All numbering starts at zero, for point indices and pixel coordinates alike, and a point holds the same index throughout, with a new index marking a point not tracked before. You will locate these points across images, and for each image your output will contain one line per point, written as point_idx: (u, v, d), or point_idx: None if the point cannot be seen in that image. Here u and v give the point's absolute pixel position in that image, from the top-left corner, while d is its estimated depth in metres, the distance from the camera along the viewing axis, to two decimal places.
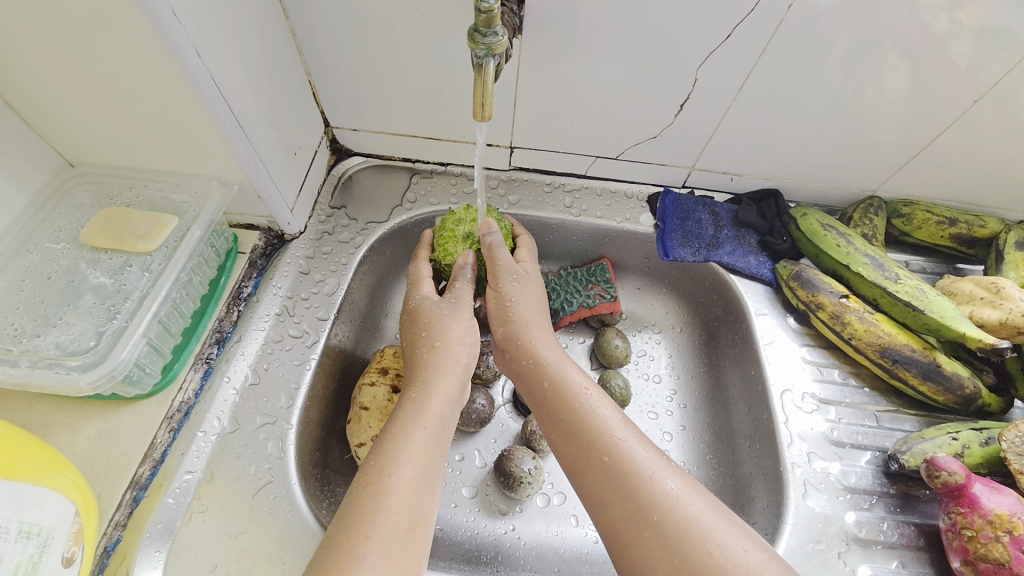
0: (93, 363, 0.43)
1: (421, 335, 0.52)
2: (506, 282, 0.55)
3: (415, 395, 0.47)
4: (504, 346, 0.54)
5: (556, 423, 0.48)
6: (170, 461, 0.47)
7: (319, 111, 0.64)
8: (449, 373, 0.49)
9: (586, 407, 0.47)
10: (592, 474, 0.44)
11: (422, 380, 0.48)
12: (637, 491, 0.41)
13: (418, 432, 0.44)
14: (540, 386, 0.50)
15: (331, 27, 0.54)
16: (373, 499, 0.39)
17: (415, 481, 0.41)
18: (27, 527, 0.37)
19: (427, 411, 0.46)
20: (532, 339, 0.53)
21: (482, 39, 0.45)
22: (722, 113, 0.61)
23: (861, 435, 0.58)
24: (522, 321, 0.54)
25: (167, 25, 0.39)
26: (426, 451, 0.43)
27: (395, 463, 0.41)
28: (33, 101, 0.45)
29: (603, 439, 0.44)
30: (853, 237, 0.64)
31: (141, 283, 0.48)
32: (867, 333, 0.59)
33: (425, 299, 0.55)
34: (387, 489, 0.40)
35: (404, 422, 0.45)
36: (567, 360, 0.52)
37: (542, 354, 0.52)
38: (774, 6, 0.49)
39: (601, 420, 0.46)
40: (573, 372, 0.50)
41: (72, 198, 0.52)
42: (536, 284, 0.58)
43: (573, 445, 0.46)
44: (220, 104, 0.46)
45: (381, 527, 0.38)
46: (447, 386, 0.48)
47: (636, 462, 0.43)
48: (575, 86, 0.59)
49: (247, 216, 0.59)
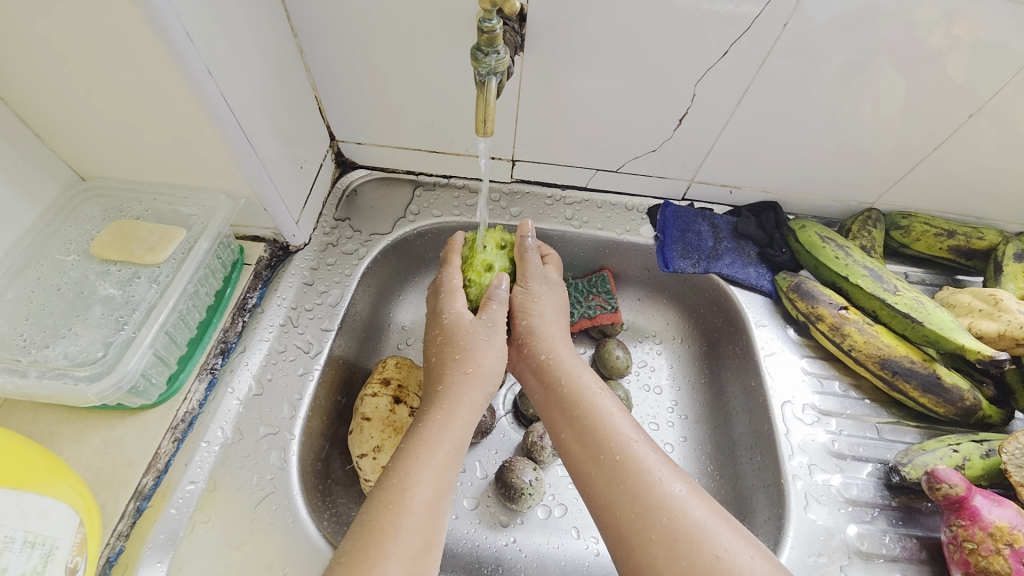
0: (101, 373, 0.43)
1: (454, 357, 0.51)
2: (533, 284, 0.57)
3: (440, 417, 0.47)
4: (522, 344, 0.55)
5: (569, 422, 0.48)
6: (173, 471, 0.48)
7: (325, 125, 0.65)
8: (474, 405, 0.49)
9: (600, 406, 0.47)
10: (600, 474, 0.44)
11: (449, 402, 0.48)
12: (645, 492, 0.41)
13: (441, 453, 0.44)
14: (552, 385, 0.51)
15: (338, 44, 0.56)
16: (395, 519, 0.39)
17: (432, 502, 0.41)
18: (31, 537, 0.37)
19: (450, 435, 0.46)
20: (550, 340, 0.54)
21: (484, 58, 0.46)
22: (721, 127, 0.62)
23: (862, 446, 0.58)
24: (545, 320, 0.56)
25: (180, 44, 0.40)
26: (445, 473, 0.44)
27: (416, 483, 0.42)
28: (50, 117, 0.47)
29: (615, 439, 0.45)
30: (851, 249, 0.64)
31: (149, 294, 0.48)
32: (867, 344, 0.59)
33: (461, 317, 0.54)
34: (409, 510, 0.40)
35: (428, 443, 0.45)
36: (583, 362, 0.53)
37: (559, 353, 0.53)
38: (769, 23, 0.50)
39: (613, 420, 0.46)
40: (586, 374, 0.51)
41: (83, 211, 0.53)
42: (562, 294, 0.59)
43: (584, 443, 0.46)
44: (229, 120, 0.47)
45: (400, 547, 0.38)
46: (471, 419, 0.48)
47: (646, 463, 0.43)
48: (576, 100, 0.60)
49: (253, 229, 0.60)
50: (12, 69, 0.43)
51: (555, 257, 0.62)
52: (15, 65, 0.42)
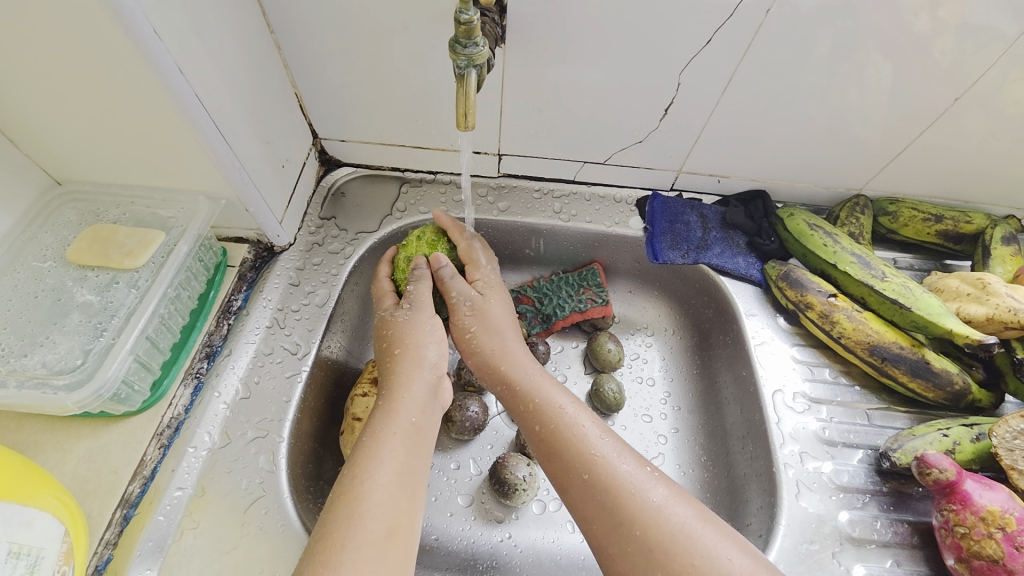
0: (80, 382, 0.43)
1: (385, 344, 0.52)
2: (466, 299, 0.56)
3: (382, 404, 0.47)
4: (481, 369, 0.54)
5: (537, 441, 0.48)
6: (160, 478, 0.47)
7: (307, 122, 0.64)
8: (416, 380, 0.49)
9: (565, 424, 0.47)
10: (574, 490, 0.44)
11: (389, 387, 0.49)
12: (619, 505, 0.41)
13: (392, 437, 0.44)
14: (519, 406, 0.50)
15: (317, 39, 0.55)
16: (347, 507, 0.39)
17: (391, 484, 0.41)
18: (16, 547, 0.36)
19: (396, 416, 0.46)
20: (505, 360, 0.53)
21: (462, 50, 0.45)
22: (707, 116, 0.61)
23: (853, 433, 0.59)
24: (490, 343, 0.54)
25: (149, 42, 0.39)
26: (403, 455, 0.43)
27: (370, 468, 0.42)
28: (18, 119, 0.46)
29: (583, 456, 0.44)
30: (840, 236, 0.64)
31: (128, 299, 0.47)
32: (856, 332, 0.59)
33: (388, 313, 0.55)
34: (361, 495, 0.40)
35: (373, 430, 0.45)
36: (544, 377, 0.52)
37: (518, 375, 0.52)
38: (753, 9, 0.50)
39: (579, 435, 0.46)
40: (550, 389, 0.50)
41: (59, 216, 0.52)
42: (503, 303, 0.57)
43: (555, 462, 0.46)
44: (205, 119, 0.46)
45: (359, 533, 0.38)
46: (414, 392, 0.48)
47: (618, 476, 0.43)
48: (561, 92, 0.59)
49: (236, 230, 0.59)
50: None
51: (478, 238, 0.62)
52: None
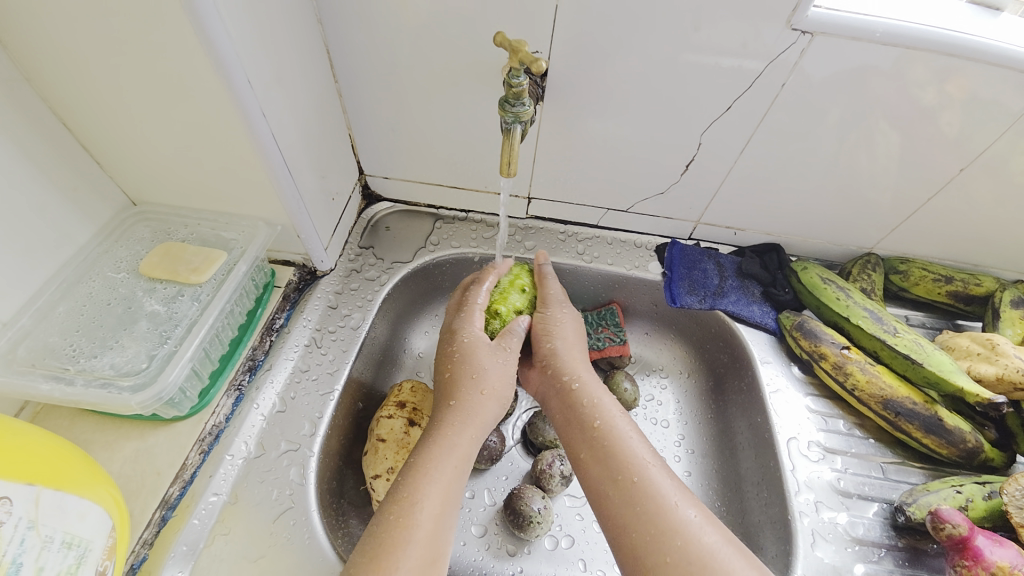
0: (143, 384, 0.46)
1: (466, 376, 0.54)
2: (555, 307, 0.62)
3: (450, 433, 0.50)
4: (546, 364, 0.58)
5: (587, 441, 0.50)
6: (198, 483, 0.49)
7: (356, 161, 0.70)
8: (483, 422, 0.52)
9: (618, 429, 0.50)
10: (619, 496, 0.45)
11: (457, 419, 0.51)
12: (661, 515, 0.43)
13: (447, 467, 0.47)
14: (574, 404, 0.53)
15: (375, 90, 0.61)
16: (404, 530, 0.42)
17: (438, 515, 0.44)
18: (69, 537, 0.38)
19: (456, 450, 0.48)
20: (574, 362, 0.57)
21: (511, 109, 0.51)
22: (726, 172, 0.66)
23: (867, 485, 0.59)
24: (567, 343, 0.59)
25: (243, 91, 0.45)
26: (451, 487, 0.46)
27: (424, 498, 0.44)
28: (114, 146, 0.52)
29: (632, 461, 0.47)
30: (851, 291, 0.67)
31: (191, 311, 0.52)
32: (869, 384, 0.61)
33: (477, 337, 0.57)
34: (415, 523, 0.42)
35: (436, 457, 0.47)
36: (603, 387, 0.55)
37: (582, 377, 0.55)
38: (769, 83, 0.56)
39: (630, 444, 0.48)
40: (607, 398, 0.53)
41: (133, 233, 0.57)
42: (578, 320, 0.63)
43: (603, 464, 0.48)
44: (277, 157, 0.52)
45: (408, 559, 0.40)
46: (475, 430, 0.51)
47: (662, 488, 0.45)
48: (591, 145, 0.65)
49: (285, 253, 0.64)
50: (91, 106, 0.48)
51: (550, 276, 0.66)
52: (93, 102, 0.48)
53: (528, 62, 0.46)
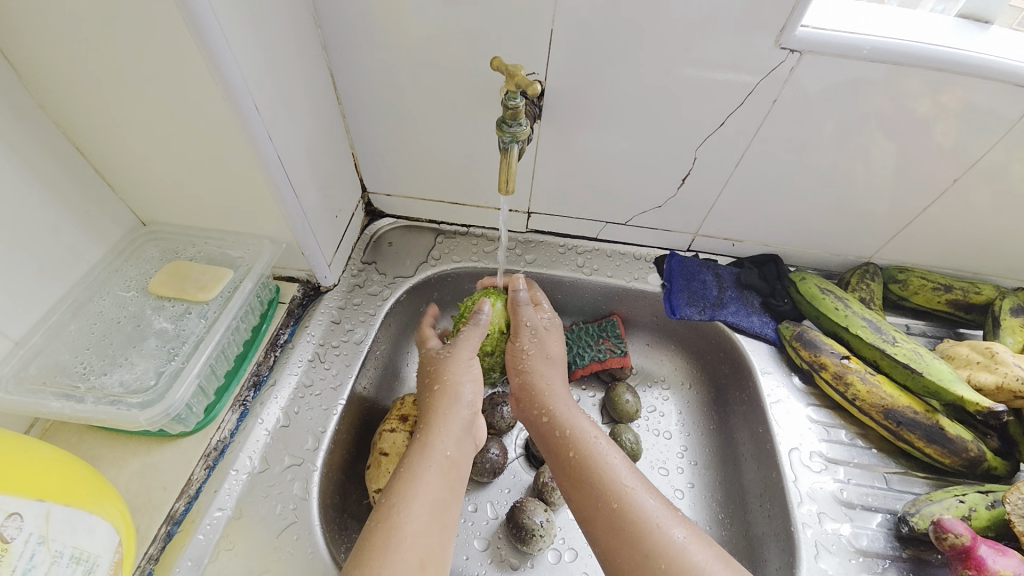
0: (151, 401, 0.47)
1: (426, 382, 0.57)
2: (524, 335, 0.61)
3: (421, 440, 0.51)
4: (522, 398, 0.58)
5: (567, 470, 0.50)
6: (203, 498, 0.50)
7: (359, 179, 0.72)
8: (448, 427, 0.52)
9: (595, 454, 0.50)
10: (602, 521, 0.46)
11: (427, 427, 0.52)
12: (644, 539, 0.43)
13: (427, 472, 0.48)
14: (551, 435, 0.54)
15: (379, 110, 0.63)
16: (383, 531, 0.43)
17: (422, 516, 0.45)
18: (78, 553, 0.39)
19: (432, 451, 0.50)
20: (547, 390, 0.57)
21: (508, 129, 0.52)
22: (722, 184, 0.67)
23: (871, 496, 0.59)
24: (536, 372, 0.59)
25: (250, 115, 0.47)
26: (434, 488, 0.47)
27: (404, 500, 0.45)
28: (126, 169, 0.54)
29: (612, 486, 0.47)
30: (850, 301, 0.67)
31: (198, 328, 0.53)
32: (870, 394, 0.61)
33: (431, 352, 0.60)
34: (397, 523, 0.43)
35: (411, 464, 0.49)
36: (579, 411, 0.55)
37: (557, 406, 0.56)
38: (761, 98, 0.57)
39: (609, 467, 0.48)
40: (582, 423, 0.54)
41: (142, 252, 0.59)
42: (557, 339, 0.62)
43: (583, 491, 0.48)
44: (282, 177, 0.53)
45: (391, 561, 0.41)
46: (449, 430, 0.52)
47: (644, 510, 0.45)
48: (589, 160, 0.66)
49: (290, 270, 0.66)
50: (104, 131, 0.50)
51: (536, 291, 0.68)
52: (107, 128, 0.50)
53: (524, 86, 0.48)
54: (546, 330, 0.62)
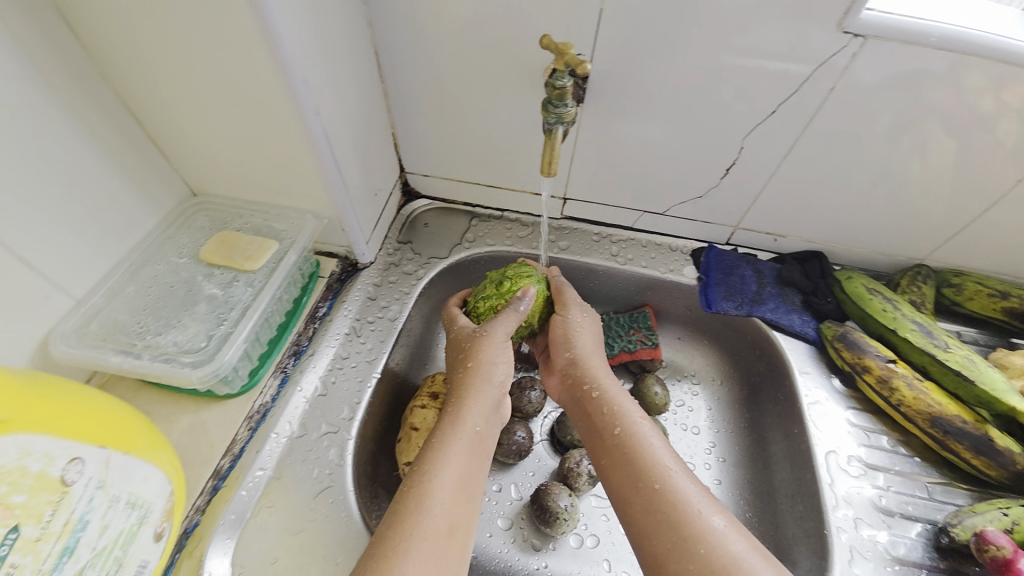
0: (201, 362, 0.50)
1: (459, 356, 0.58)
2: (573, 309, 0.63)
3: (451, 412, 0.52)
4: (568, 373, 0.60)
5: (608, 447, 0.51)
6: (246, 457, 0.52)
7: (398, 158, 0.73)
8: (477, 403, 0.53)
9: (638, 435, 0.50)
10: (640, 501, 0.46)
11: (458, 400, 0.53)
12: (684, 522, 0.43)
13: (458, 444, 0.49)
14: (596, 412, 0.54)
15: (421, 89, 0.63)
16: (416, 497, 0.44)
17: (452, 486, 0.45)
18: (133, 499, 0.41)
19: (461, 424, 0.50)
20: (594, 368, 0.59)
21: (554, 109, 0.52)
22: (768, 176, 0.65)
23: (911, 505, 0.57)
24: (585, 349, 0.60)
25: (300, 89, 0.48)
26: (464, 460, 0.48)
27: (436, 468, 0.46)
28: (180, 140, 0.56)
29: (655, 468, 0.47)
30: (900, 303, 0.64)
31: (245, 296, 0.55)
32: (917, 401, 0.58)
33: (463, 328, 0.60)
34: (429, 490, 0.44)
35: (442, 435, 0.49)
36: (625, 393, 0.56)
37: (602, 384, 0.57)
38: (817, 87, 0.55)
39: (652, 450, 0.49)
40: (628, 404, 0.54)
41: (194, 221, 0.61)
42: (595, 321, 0.64)
43: (623, 470, 0.49)
44: (328, 153, 0.54)
45: (424, 526, 0.42)
46: (479, 403, 0.53)
47: (685, 494, 0.45)
48: (630, 148, 0.65)
49: (330, 245, 0.67)
50: (161, 102, 0.52)
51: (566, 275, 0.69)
52: (164, 100, 0.51)
53: (574, 64, 0.48)
54: (584, 313, 0.63)
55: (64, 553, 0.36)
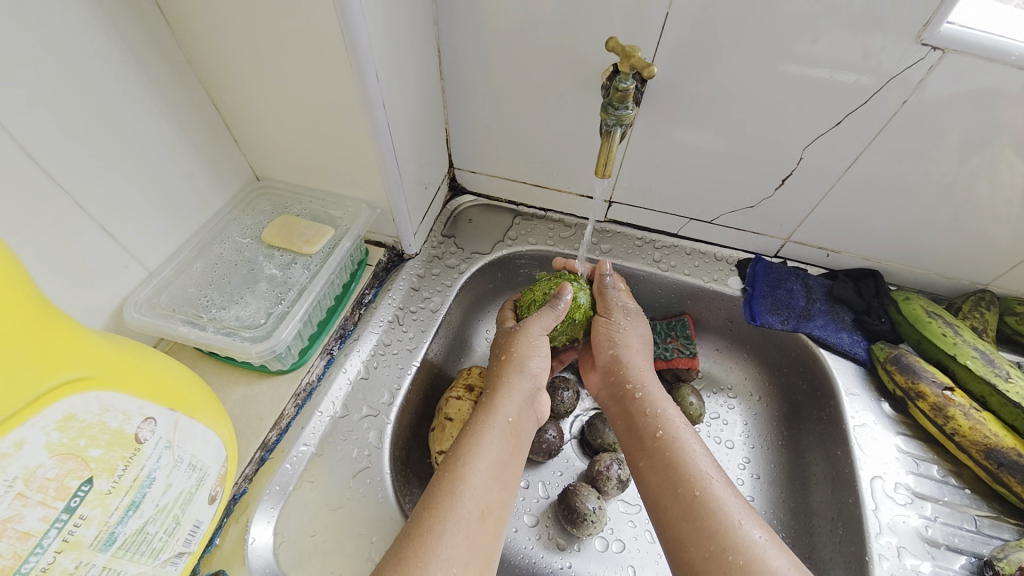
0: (261, 337, 0.52)
1: (496, 349, 0.59)
2: (618, 314, 0.61)
3: (488, 402, 0.53)
4: (609, 373, 0.59)
5: (646, 451, 0.51)
6: (291, 432, 0.55)
7: (449, 154, 0.74)
8: (513, 395, 0.54)
9: (678, 441, 0.50)
10: (677, 507, 0.46)
11: (494, 391, 0.54)
12: (722, 533, 0.43)
13: (494, 433, 0.50)
14: (636, 414, 0.54)
15: (477, 87, 0.65)
16: (451, 481, 0.45)
17: (487, 473, 0.47)
18: (195, 462, 0.43)
19: (496, 415, 0.51)
20: (637, 370, 0.58)
21: (614, 112, 0.52)
22: (826, 190, 0.63)
23: (957, 537, 0.55)
24: (629, 351, 0.60)
25: (370, 83, 0.50)
26: (498, 449, 0.49)
27: (472, 455, 0.47)
28: (252, 127, 0.59)
29: (693, 475, 0.47)
30: (961, 328, 0.61)
31: (302, 278, 0.58)
32: (972, 431, 0.56)
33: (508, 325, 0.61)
34: (464, 476, 0.45)
35: (478, 424, 0.50)
36: (666, 397, 0.56)
37: (647, 386, 0.56)
38: (888, 100, 0.53)
39: (692, 457, 0.48)
40: (669, 409, 0.54)
41: (257, 204, 0.65)
42: (644, 324, 0.62)
43: (660, 474, 0.48)
44: (389, 145, 0.56)
45: (459, 509, 0.43)
46: (513, 396, 0.54)
47: (724, 505, 0.44)
48: (683, 154, 0.64)
49: (379, 235, 0.69)
50: (239, 89, 0.55)
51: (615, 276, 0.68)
52: (243, 87, 0.54)
53: (639, 67, 0.47)
54: (628, 316, 0.62)
55: (131, 507, 0.38)
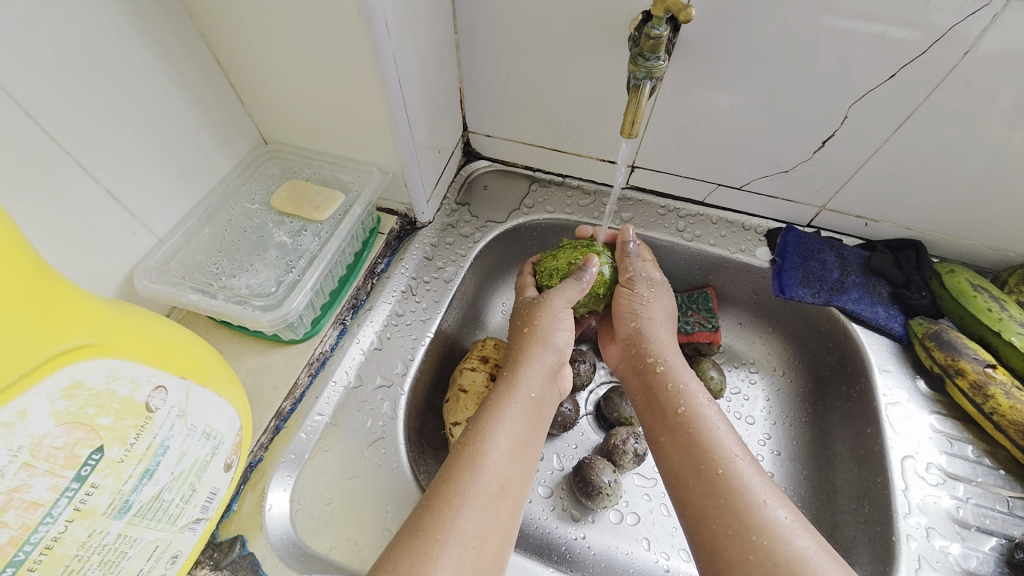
0: (272, 306, 0.51)
1: (519, 322, 0.57)
2: (642, 287, 0.59)
3: (508, 376, 0.51)
4: (631, 349, 0.57)
5: (668, 428, 0.49)
6: (305, 402, 0.55)
7: (462, 115, 0.70)
8: (535, 367, 0.52)
9: (701, 418, 0.48)
10: (699, 485, 0.44)
11: (515, 364, 0.52)
12: (746, 512, 0.41)
13: (513, 405, 0.48)
14: (658, 391, 0.52)
15: (493, 41, 0.60)
16: (468, 453, 0.44)
17: (506, 446, 0.45)
18: (209, 430, 0.43)
19: (516, 388, 0.50)
20: (658, 347, 0.56)
21: (644, 63, 0.48)
22: (871, 153, 0.58)
23: (988, 518, 0.53)
24: (651, 327, 0.57)
25: (380, 34, 0.46)
26: (517, 422, 0.48)
27: (491, 428, 0.46)
28: (257, 85, 0.56)
29: (717, 453, 0.45)
30: (1008, 303, 0.57)
31: (312, 245, 0.56)
32: (1013, 411, 0.52)
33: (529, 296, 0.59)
34: (482, 448, 0.45)
35: (497, 396, 0.49)
36: (689, 373, 0.53)
37: (668, 363, 0.54)
38: (952, 50, 0.47)
39: (716, 435, 0.47)
40: (692, 386, 0.51)
41: (265, 168, 0.63)
42: (667, 298, 0.60)
43: (683, 452, 0.47)
44: (400, 104, 0.53)
45: (477, 482, 0.42)
46: (534, 370, 0.52)
47: (749, 484, 0.43)
48: (714, 114, 0.59)
49: (391, 202, 0.67)
50: (241, 44, 0.52)
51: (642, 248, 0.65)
52: (244, 42, 0.51)
53: (675, 10, 0.43)
54: (653, 288, 0.59)
55: (145, 475, 0.38)
